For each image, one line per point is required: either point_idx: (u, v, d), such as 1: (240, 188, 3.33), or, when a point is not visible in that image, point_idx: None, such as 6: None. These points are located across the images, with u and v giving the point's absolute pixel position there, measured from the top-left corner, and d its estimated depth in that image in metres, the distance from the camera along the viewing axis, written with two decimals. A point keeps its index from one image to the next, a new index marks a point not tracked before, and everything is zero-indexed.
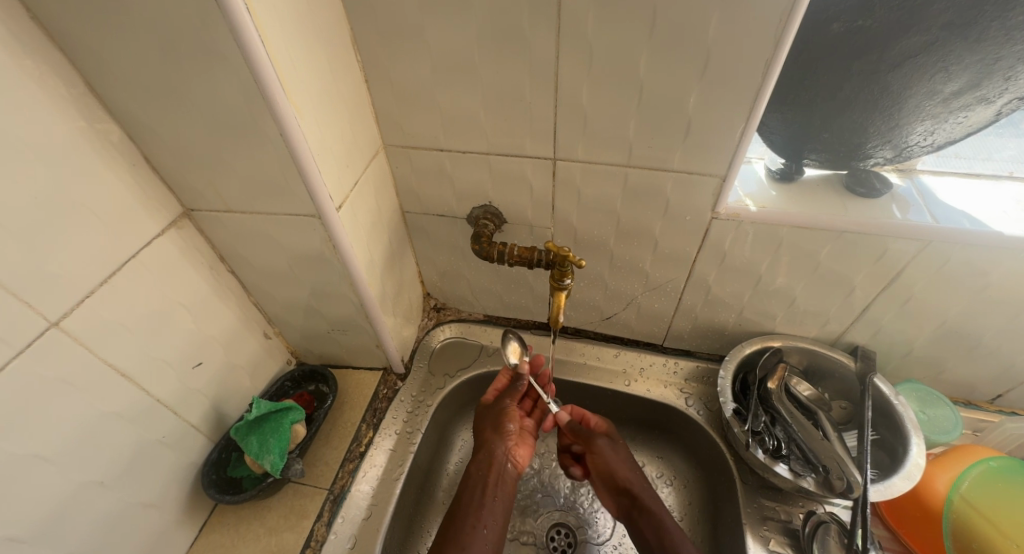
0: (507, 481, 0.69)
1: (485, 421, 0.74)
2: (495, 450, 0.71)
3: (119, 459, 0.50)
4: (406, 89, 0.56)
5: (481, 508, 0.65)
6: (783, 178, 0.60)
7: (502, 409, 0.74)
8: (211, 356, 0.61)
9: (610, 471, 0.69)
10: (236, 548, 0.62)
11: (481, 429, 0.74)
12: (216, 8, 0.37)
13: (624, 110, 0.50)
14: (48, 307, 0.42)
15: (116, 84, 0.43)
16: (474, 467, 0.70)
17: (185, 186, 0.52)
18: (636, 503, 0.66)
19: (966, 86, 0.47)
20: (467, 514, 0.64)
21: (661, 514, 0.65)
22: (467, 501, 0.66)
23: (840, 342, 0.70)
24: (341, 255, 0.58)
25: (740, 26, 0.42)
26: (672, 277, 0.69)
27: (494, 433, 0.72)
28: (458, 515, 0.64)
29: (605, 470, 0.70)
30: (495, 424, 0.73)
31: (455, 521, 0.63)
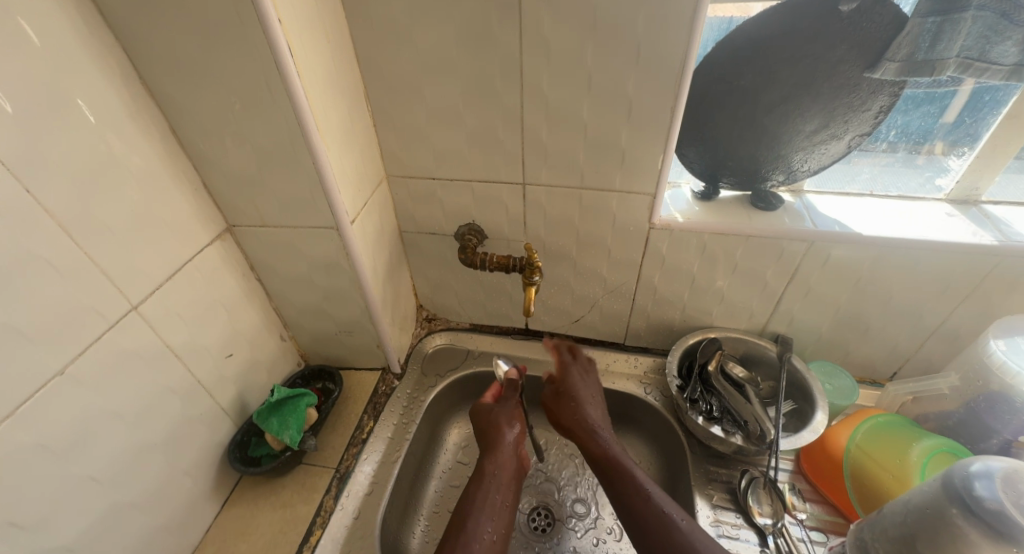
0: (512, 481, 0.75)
1: (500, 419, 0.81)
2: (501, 449, 0.77)
3: (169, 427, 0.60)
4: (407, 131, 0.71)
5: (490, 509, 0.69)
6: (704, 198, 0.76)
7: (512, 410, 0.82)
8: (239, 349, 0.72)
9: (576, 410, 0.78)
10: (256, 518, 0.71)
11: (492, 427, 0.80)
12: (276, 73, 0.51)
13: (575, 143, 0.66)
14: (131, 291, 0.54)
15: (190, 127, 0.57)
16: (491, 467, 0.75)
17: (231, 205, 0.65)
18: (593, 443, 0.72)
19: (820, 126, 0.64)
20: (482, 508, 0.68)
21: (612, 449, 0.70)
22: (482, 499, 0.70)
23: (765, 332, 0.84)
24: (352, 261, 0.71)
25: (652, 83, 0.58)
26: (625, 280, 0.84)
27: (507, 432, 0.79)
28: (475, 515, 0.67)
29: (570, 410, 0.78)
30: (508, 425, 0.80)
31: (470, 515, 0.67)
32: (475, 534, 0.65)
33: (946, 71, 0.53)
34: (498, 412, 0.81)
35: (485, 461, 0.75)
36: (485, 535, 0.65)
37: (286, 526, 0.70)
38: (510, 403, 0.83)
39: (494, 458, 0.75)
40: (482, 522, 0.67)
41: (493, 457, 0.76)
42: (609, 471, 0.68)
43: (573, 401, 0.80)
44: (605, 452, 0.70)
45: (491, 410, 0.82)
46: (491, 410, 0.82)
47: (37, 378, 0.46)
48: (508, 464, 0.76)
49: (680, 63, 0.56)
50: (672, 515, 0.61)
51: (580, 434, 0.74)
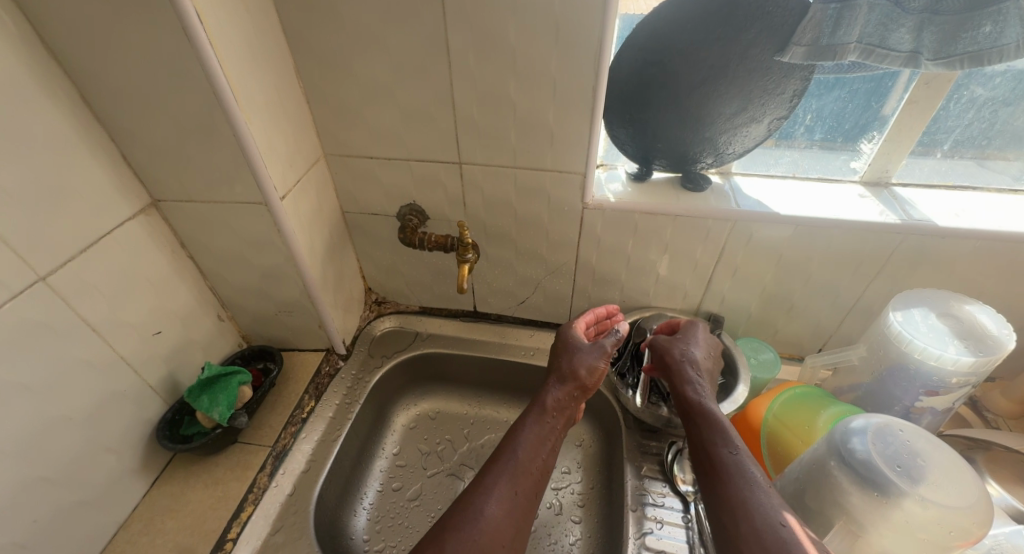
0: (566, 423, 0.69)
1: (583, 355, 0.72)
2: (552, 388, 0.70)
3: (87, 403, 0.59)
4: (340, 109, 0.71)
5: (533, 444, 0.64)
6: (638, 179, 0.78)
7: (603, 347, 0.72)
8: (169, 327, 0.71)
9: (675, 351, 0.70)
10: (186, 495, 0.70)
11: (570, 361, 0.72)
12: (185, 39, 0.50)
13: (505, 122, 0.67)
14: (38, 262, 0.53)
15: (104, 96, 0.56)
16: (551, 405, 0.68)
17: (155, 179, 0.64)
18: (685, 387, 0.65)
19: (740, 109, 0.66)
20: (525, 448, 0.63)
21: (702, 398, 0.63)
22: (528, 436, 0.65)
23: (700, 311, 0.87)
24: (285, 238, 0.70)
25: (574, 62, 0.60)
26: (565, 261, 0.86)
27: (583, 371, 0.71)
28: (513, 449, 0.63)
29: (672, 347, 0.71)
30: (586, 364, 0.71)
31: (506, 455, 0.62)
32: (507, 465, 0.61)
33: (849, 55, 0.55)
34: (563, 347, 0.75)
35: (545, 396, 0.69)
36: (527, 470, 0.61)
37: (216, 504, 0.69)
38: (600, 341, 0.74)
39: (554, 394, 0.69)
40: (525, 466, 0.62)
41: (553, 392, 0.69)
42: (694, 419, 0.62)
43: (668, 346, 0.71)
44: (695, 400, 0.63)
45: (574, 343, 0.75)
46: (562, 344, 0.75)
47: None
48: (566, 405, 0.69)
49: (598, 42, 0.58)
50: (754, 473, 0.54)
51: (673, 372, 0.68)
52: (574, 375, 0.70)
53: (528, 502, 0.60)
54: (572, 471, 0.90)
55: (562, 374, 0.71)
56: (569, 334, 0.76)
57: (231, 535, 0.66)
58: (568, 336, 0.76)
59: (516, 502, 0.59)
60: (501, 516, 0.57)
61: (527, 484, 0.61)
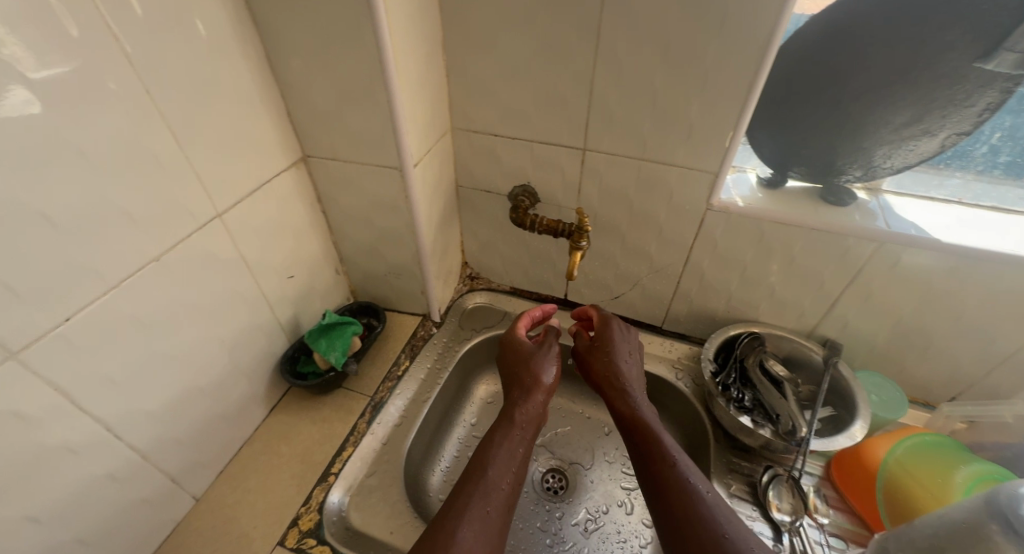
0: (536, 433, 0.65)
1: (536, 360, 0.70)
2: (533, 398, 0.66)
3: (234, 330, 0.66)
4: (476, 85, 0.73)
5: (505, 456, 0.59)
6: (770, 185, 0.73)
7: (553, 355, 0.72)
8: (299, 273, 0.78)
9: (608, 359, 0.69)
10: (297, 427, 0.77)
11: (529, 367, 0.70)
12: (366, 9, 0.53)
13: (643, 111, 0.65)
14: (218, 200, 0.58)
15: (281, 53, 0.61)
16: (520, 417, 0.64)
17: (309, 136, 0.69)
18: (623, 401, 0.63)
19: (911, 120, 0.60)
20: (497, 465, 0.58)
21: (642, 413, 0.61)
22: (495, 449, 0.60)
23: (814, 335, 0.82)
24: (410, 204, 0.74)
25: (734, 54, 0.57)
26: (673, 261, 0.83)
27: (545, 380, 0.68)
28: (483, 465, 0.57)
29: (613, 361, 0.68)
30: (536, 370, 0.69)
31: (485, 475, 0.56)
32: (491, 485, 0.56)
33: None
34: (513, 354, 0.73)
35: (514, 407, 0.65)
36: (498, 486, 0.56)
37: (323, 439, 0.76)
38: (548, 345, 0.74)
39: (524, 407, 0.65)
40: (498, 485, 0.56)
41: (521, 405, 0.65)
42: (638, 435, 0.59)
43: (607, 351, 0.70)
44: (634, 415, 0.61)
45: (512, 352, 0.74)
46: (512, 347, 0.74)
47: (136, 261, 0.50)
48: (535, 411, 0.66)
49: (769, 33, 0.54)
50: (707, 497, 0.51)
51: (609, 390, 0.66)
52: (539, 382, 0.67)
53: (503, 521, 0.54)
54: None
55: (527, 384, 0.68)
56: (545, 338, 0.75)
57: (335, 469, 0.72)
58: (511, 340, 0.76)
59: (491, 521, 0.52)
60: (476, 541, 0.50)
61: (501, 501, 0.55)
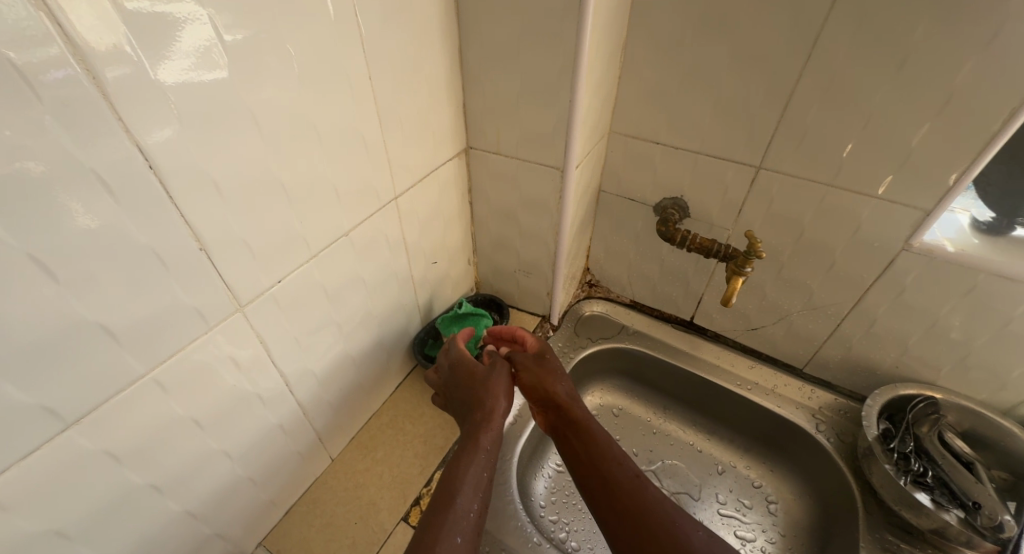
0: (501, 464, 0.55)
1: (497, 382, 0.60)
2: (495, 411, 0.57)
3: (386, 306, 0.70)
4: (649, 89, 0.70)
5: (479, 482, 0.50)
6: (991, 231, 0.62)
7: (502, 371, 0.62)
8: (441, 259, 0.80)
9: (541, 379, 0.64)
10: (420, 407, 0.80)
11: (487, 388, 0.60)
12: (575, 6, 0.52)
13: (848, 132, 0.58)
14: (398, 184, 0.61)
15: (473, 45, 0.62)
16: (487, 442, 0.54)
17: (476, 128, 0.70)
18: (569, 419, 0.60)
19: None
20: (469, 493, 0.48)
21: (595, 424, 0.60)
22: (466, 472, 0.50)
23: (1010, 412, 0.69)
24: (562, 205, 0.73)
25: (994, 75, 0.48)
26: (838, 301, 0.74)
27: (502, 402, 0.59)
28: (455, 488, 0.48)
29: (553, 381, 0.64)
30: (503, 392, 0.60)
31: (456, 501, 0.47)
32: (461, 513, 0.46)
33: None
34: (520, 366, 0.66)
35: (479, 429, 0.55)
36: (466, 513, 0.46)
37: (444, 424, 0.77)
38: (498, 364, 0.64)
39: (489, 429, 0.55)
40: (467, 514, 0.46)
41: (486, 426, 0.55)
42: (595, 456, 0.56)
43: (536, 378, 0.65)
44: (587, 425, 0.59)
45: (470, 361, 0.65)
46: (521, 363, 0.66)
47: (334, 233, 0.53)
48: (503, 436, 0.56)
49: None
50: None
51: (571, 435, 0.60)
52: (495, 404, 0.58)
53: None
54: (766, 528, 0.81)
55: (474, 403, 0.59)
56: (522, 356, 0.67)
57: (453, 456, 0.73)
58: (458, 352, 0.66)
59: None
60: None
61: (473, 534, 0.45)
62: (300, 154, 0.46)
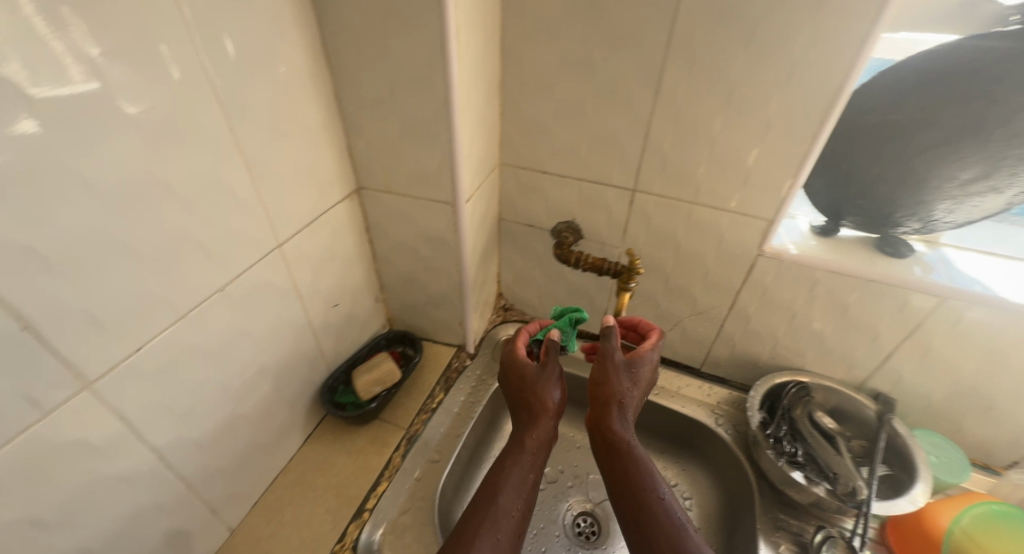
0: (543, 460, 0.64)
1: (545, 387, 0.67)
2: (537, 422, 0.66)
3: (281, 358, 0.67)
4: (529, 124, 0.74)
5: (516, 485, 0.60)
6: (823, 233, 0.72)
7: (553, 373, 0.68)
8: (343, 301, 0.78)
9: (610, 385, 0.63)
10: (332, 458, 0.77)
11: (534, 392, 0.67)
12: (439, 53, 0.55)
13: (699, 157, 0.66)
14: (280, 232, 0.60)
15: (348, 91, 0.62)
16: (531, 441, 0.64)
17: (364, 168, 0.71)
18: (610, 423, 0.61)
19: (979, 176, 0.59)
20: (505, 491, 0.59)
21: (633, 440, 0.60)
22: (507, 465, 0.62)
23: (863, 386, 0.79)
24: (459, 238, 0.75)
25: (798, 106, 0.57)
26: (717, 305, 0.82)
27: (554, 401, 0.67)
28: (497, 485, 0.59)
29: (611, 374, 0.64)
30: (546, 392, 0.66)
31: (494, 501, 0.57)
32: (499, 514, 0.56)
33: None
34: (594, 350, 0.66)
35: (522, 430, 0.65)
36: (507, 513, 0.57)
37: (359, 472, 0.75)
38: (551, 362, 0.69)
39: (533, 431, 0.65)
40: (506, 515, 0.56)
41: (531, 429, 0.65)
42: (626, 466, 0.58)
43: (608, 383, 0.64)
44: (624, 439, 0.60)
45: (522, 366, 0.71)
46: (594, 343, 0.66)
47: (208, 289, 0.51)
48: (546, 435, 0.66)
49: (838, 87, 0.55)
50: None
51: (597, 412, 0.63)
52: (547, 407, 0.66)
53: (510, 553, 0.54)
54: None
55: (526, 404, 0.67)
56: (603, 338, 0.67)
57: (369, 506, 0.71)
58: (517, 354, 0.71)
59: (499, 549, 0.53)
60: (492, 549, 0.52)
61: (508, 532, 0.55)
62: (153, 216, 0.44)
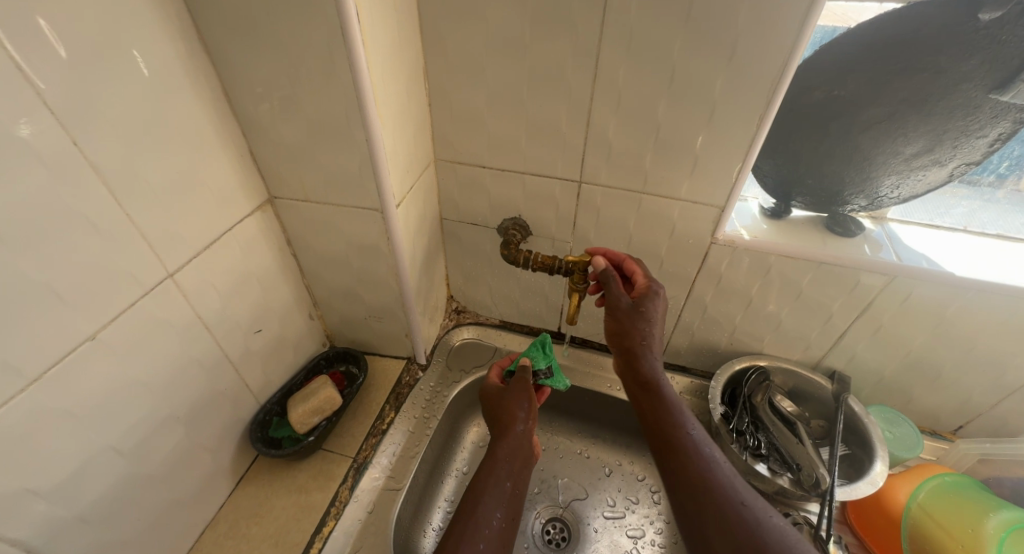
0: (524, 468, 0.62)
1: (511, 400, 0.69)
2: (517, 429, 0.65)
3: (192, 401, 0.58)
4: (462, 115, 0.67)
5: (500, 494, 0.56)
6: (774, 216, 0.70)
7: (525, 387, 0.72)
8: (268, 325, 0.69)
9: (625, 334, 0.61)
10: (270, 501, 0.69)
11: (503, 406, 0.69)
12: (341, 40, 0.47)
13: (645, 144, 0.61)
14: (168, 259, 0.51)
15: (242, 88, 0.54)
16: (504, 451, 0.61)
17: (275, 175, 0.62)
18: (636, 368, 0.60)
19: (923, 150, 0.57)
20: (489, 500, 0.55)
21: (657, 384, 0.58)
22: (489, 474, 0.58)
23: (820, 366, 0.79)
24: (392, 246, 0.67)
25: (742, 85, 0.53)
26: (674, 295, 0.78)
27: (521, 415, 0.67)
28: (478, 495, 0.55)
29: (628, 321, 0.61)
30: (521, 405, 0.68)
31: (473, 507, 0.54)
32: (480, 518, 0.52)
33: None
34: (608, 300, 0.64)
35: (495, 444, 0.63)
36: (490, 522, 0.53)
37: (301, 514, 0.68)
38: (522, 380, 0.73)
39: (506, 440, 0.63)
40: (489, 520, 0.53)
41: (503, 438, 0.63)
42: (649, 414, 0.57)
43: (619, 333, 0.62)
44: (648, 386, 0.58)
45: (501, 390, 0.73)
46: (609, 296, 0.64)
47: (66, 344, 0.44)
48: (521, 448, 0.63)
49: (782, 62, 0.51)
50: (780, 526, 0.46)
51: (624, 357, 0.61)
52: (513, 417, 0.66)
53: None
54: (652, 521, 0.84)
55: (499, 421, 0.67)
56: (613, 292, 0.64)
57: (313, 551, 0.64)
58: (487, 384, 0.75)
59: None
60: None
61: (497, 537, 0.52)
62: None
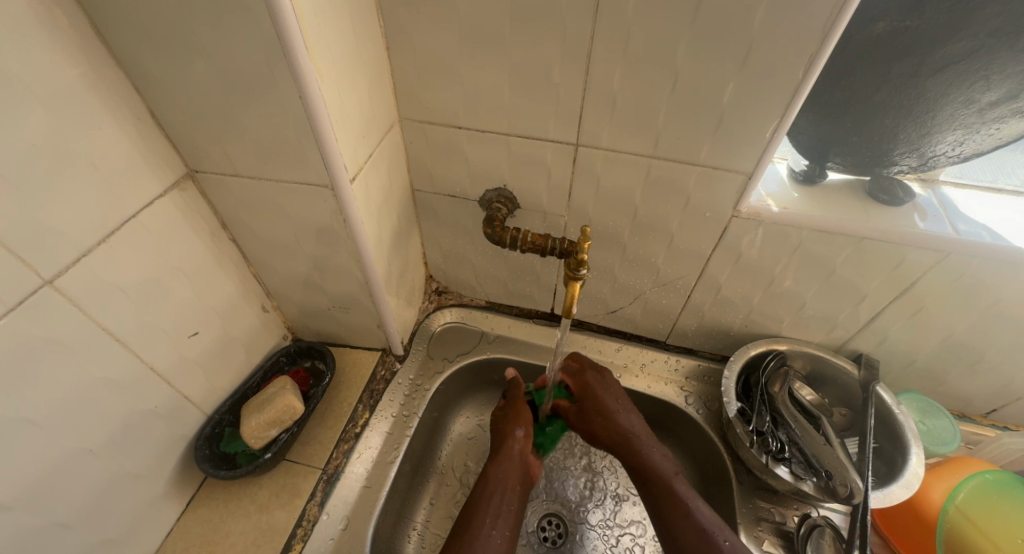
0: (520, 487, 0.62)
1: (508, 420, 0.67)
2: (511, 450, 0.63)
3: (108, 428, 0.48)
4: (428, 62, 0.54)
5: (499, 513, 0.58)
6: (806, 181, 0.59)
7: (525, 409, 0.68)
8: (207, 327, 0.58)
9: (608, 414, 0.65)
10: (226, 524, 0.60)
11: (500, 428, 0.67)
12: None
13: (658, 95, 0.49)
14: (42, 262, 0.39)
15: (128, 29, 0.40)
16: (496, 470, 0.62)
17: (191, 145, 0.49)
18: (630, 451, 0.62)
19: (1005, 97, 0.46)
20: (485, 523, 0.56)
21: (652, 459, 0.62)
22: (484, 508, 0.58)
23: (844, 348, 0.70)
24: (350, 229, 0.55)
25: (789, 16, 0.41)
26: (684, 274, 0.68)
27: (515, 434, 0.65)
28: (476, 518, 0.56)
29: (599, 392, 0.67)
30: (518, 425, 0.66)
31: (470, 530, 0.55)
32: (480, 538, 0.54)
33: None
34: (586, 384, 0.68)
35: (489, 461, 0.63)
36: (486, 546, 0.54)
37: (261, 538, 0.60)
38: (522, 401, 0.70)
39: (500, 457, 0.63)
40: (489, 543, 0.54)
41: (497, 458, 0.63)
42: (653, 482, 0.60)
43: (601, 411, 0.65)
44: (645, 462, 0.61)
45: (501, 415, 0.69)
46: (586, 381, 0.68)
47: None
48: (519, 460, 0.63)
49: None
50: None
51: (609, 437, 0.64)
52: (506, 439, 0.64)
53: None
54: None
55: (496, 442, 0.65)
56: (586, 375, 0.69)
57: None
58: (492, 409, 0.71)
59: None
60: None
61: None
62: None
